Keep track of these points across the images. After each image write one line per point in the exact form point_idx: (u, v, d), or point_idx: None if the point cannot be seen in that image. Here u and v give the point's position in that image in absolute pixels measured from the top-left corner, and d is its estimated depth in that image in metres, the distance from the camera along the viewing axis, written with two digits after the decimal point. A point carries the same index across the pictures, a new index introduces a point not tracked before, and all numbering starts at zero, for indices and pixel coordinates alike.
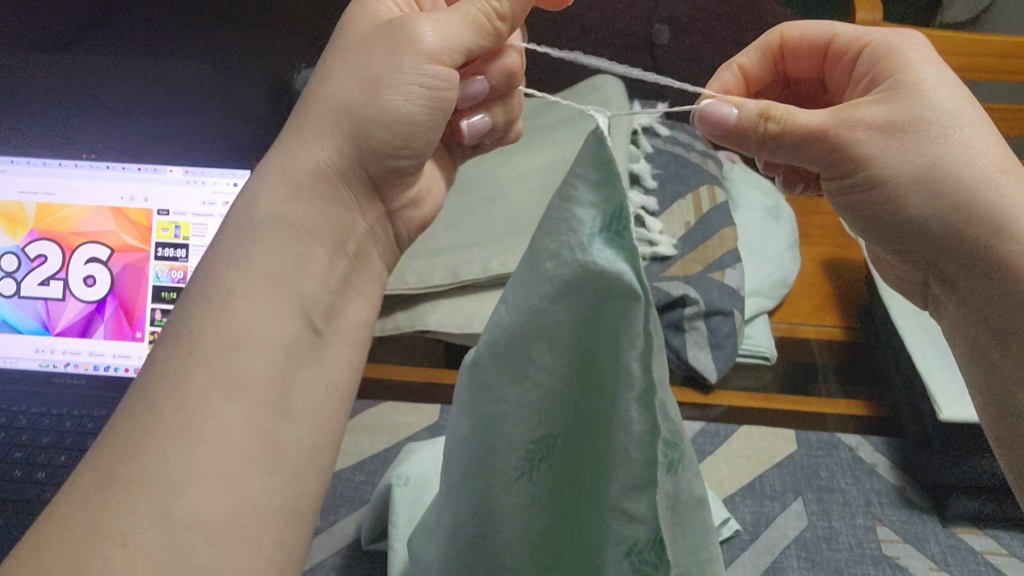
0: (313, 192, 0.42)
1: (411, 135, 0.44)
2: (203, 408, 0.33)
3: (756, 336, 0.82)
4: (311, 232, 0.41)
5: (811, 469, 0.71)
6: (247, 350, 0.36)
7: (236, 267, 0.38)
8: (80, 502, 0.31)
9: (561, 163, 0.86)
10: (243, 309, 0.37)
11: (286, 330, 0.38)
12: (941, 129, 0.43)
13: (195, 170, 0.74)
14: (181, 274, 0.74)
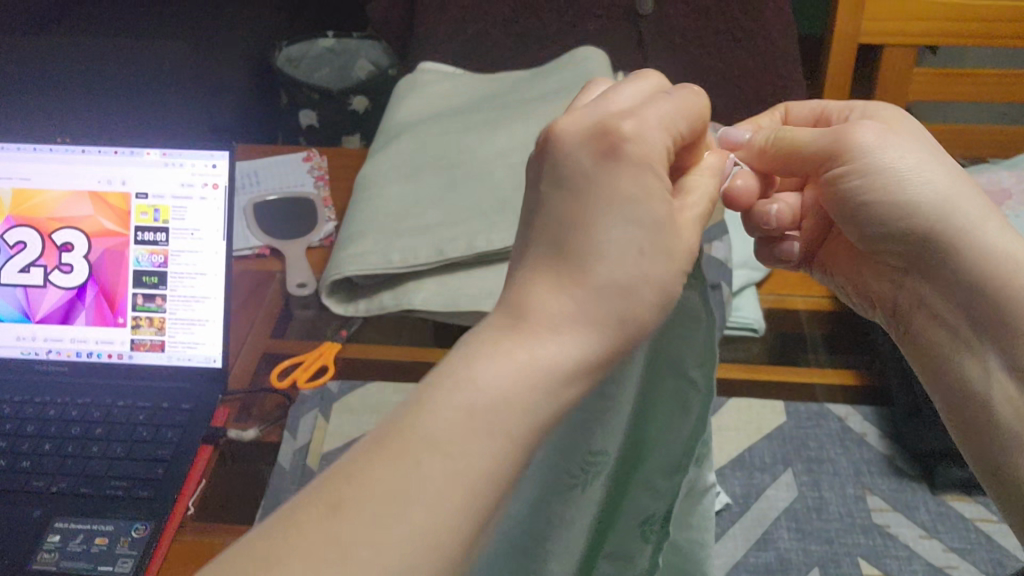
0: (570, 261, 0.38)
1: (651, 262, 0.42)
2: (419, 449, 0.34)
3: (745, 307, 0.81)
4: (577, 296, 0.38)
5: (801, 439, 0.71)
6: (488, 405, 0.35)
7: (509, 329, 0.37)
8: (311, 507, 0.33)
9: None
10: (509, 367, 0.36)
11: (529, 412, 0.35)
12: (886, 156, 0.57)
13: (172, 153, 0.73)
14: (161, 258, 0.73)
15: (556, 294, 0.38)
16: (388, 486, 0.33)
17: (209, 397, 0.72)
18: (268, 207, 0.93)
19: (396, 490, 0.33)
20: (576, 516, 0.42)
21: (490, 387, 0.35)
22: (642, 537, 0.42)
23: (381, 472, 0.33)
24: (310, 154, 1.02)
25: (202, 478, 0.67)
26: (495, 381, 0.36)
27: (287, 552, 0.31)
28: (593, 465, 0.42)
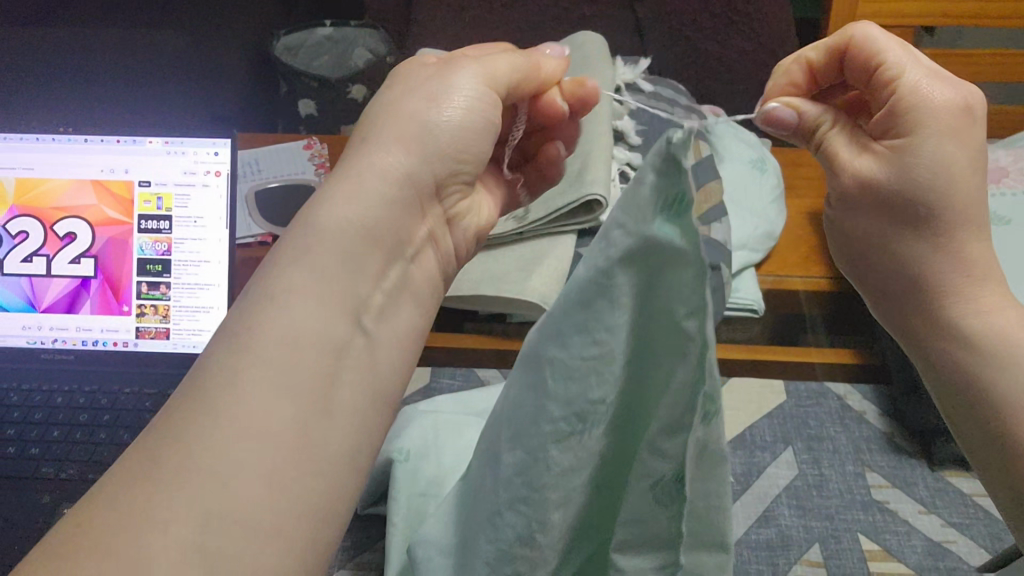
0: (368, 202, 0.45)
1: (470, 146, 0.50)
2: (233, 397, 0.36)
3: (744, 288, 0.81)
4: (366, 237, 0.44)
5: (801, 418, 0.71)
6: (288, 345, 0.39)
7: (293, 270, 0.41)
8: (130, 472, 0.35)
9: None
10: (280, 318, 0.39)
11: (334, 333, 0.40)
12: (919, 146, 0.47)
13: (174, 141, 0.74)
14: (165, 246, 0.74)
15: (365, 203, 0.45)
16: (223, 439, 0.35)
17: None
18: (270, 194, 0.93)
19: (233, 422, 0.35)
20: (557, 481, 0.40)
21: (292, 319, 0.39)
22: (655, 500, 0.38)
23: (217, 414, 0.36)
24: (310, 142, 1.02)
25: None
26: (283, 324, 0.39)
27: (138, 482, 0.34)
28: (590, 415, 0.39)
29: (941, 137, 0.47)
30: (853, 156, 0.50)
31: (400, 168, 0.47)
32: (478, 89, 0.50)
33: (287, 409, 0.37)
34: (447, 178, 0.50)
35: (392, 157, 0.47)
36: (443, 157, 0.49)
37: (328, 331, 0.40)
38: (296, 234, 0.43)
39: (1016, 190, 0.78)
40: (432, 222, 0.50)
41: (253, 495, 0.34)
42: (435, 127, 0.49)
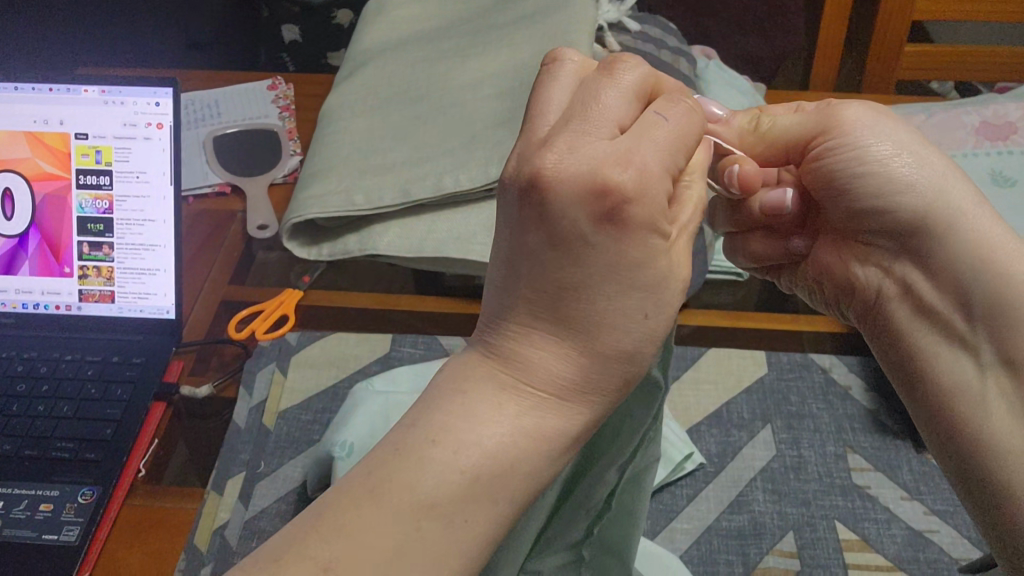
0: (533, 283, 0.34)
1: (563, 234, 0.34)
2: (399, 492, 0.31)
3: (728, 251, 0.76)
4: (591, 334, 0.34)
5: (781, 393, 0.67)
6: (473, 446, 0.32)
7: (516, 339, 0.35)
8: (283, 558, 0.30)
9: (519, 69, 0.79)
10: (484, 421, 0.33)
11: (529, 438, 0.33)
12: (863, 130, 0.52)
13: (112, 90, 0.69)
14: (106, 203, 0.69)
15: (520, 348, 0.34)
16: (378, 546, 0.30)
17: (161, 351, 0.68)
18: (229, 140, 0.88)
19: (444, 452, 0.32)
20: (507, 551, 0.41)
21: (481, 414, 0.33)
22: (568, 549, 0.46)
23: (434, 447, 0.32)
24: (275, 82, 0.96)
25: (153, 438, 0.64)
26: (481, 431, 0.33)
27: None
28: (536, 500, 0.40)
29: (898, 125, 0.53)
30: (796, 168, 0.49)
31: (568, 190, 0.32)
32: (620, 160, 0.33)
33: (507, 438, 0.33)
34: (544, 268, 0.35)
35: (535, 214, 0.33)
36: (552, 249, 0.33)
37: (640, 350, 0.35)
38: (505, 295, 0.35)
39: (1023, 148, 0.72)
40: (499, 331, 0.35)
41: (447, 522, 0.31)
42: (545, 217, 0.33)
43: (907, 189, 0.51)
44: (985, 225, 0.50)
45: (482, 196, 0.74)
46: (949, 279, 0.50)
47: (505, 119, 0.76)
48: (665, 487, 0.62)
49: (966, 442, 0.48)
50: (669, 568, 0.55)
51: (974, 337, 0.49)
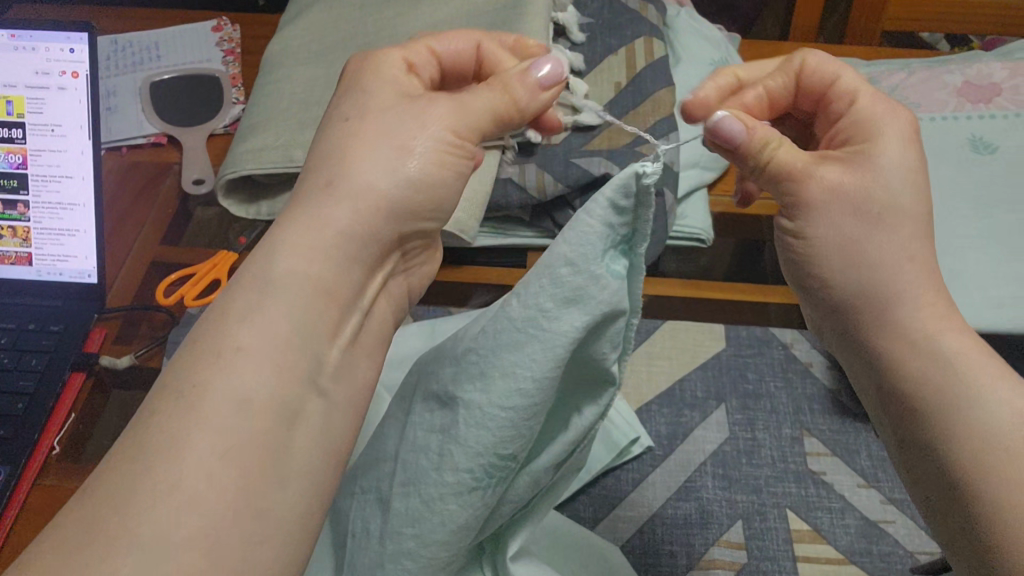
0: (327, 242, 0.39)
1: (431, 193, 0.42)
2: (190, 437, 0.32)
3: (692, 215, 0.72)
4: (324, 287, 0.38)
5: (739, 370, 0.64)
6: (248, 389, 0.34)
7: (242, 323, 0.35)
8: (84, 516, 0.30)
9: (474, 15, 0.74)
10: (248, 368, 0.34)
11: (287, 394, 0.35)
12: (867, 153, 0.41)
13: (22, 35, 0.63)
14: (20, 157, 0.63)
15: (265, 305, 0.36)
16: (181, 485, 0.31)
17: (82, 318, 0.64)
18: (166, 86, 0.82)
19: (222, 395, 0.33)
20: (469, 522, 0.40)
21: (252, 377, 0.34)
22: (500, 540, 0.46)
23: (206, 402, 0.33)
24: (220, 23, 0.90)
25: (70, 413, 0.61)
26: (245, 379, 0.34)
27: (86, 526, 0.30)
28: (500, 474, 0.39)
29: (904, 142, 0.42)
30: (805, 162, 0.41)
31: (341, 202, 0.39)
32: (442, 138, 0.42)
33: (281, 370, 0.35)
34: (404, 229, 0.42)
35: (327, 206, 0.39)
36: (398, 210, 0.41)
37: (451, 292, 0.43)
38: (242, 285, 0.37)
39: (1007, 113, 0.68)
40: (378, 276, 0.42)
41: (255, 455, 0.33)
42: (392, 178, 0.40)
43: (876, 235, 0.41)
44: (954, 325, 0.40)
45: None
46: (905, 353, 0.40)
47: None
48: (611, 472, 0.59)
49: (964, 542, 0.37)
50: (608, 561, 0.52)
51: (896, 416, 0.41)
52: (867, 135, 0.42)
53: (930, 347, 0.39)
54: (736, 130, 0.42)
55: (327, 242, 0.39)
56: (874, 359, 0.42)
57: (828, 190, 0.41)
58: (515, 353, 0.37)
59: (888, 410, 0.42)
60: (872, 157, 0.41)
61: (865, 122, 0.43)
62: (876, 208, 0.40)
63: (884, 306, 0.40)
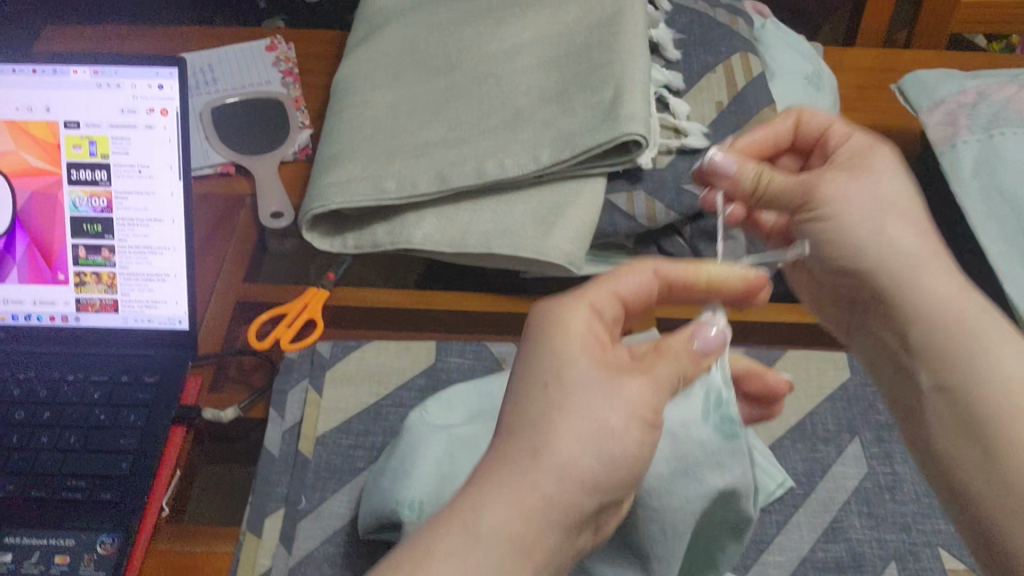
0: (591, 387, 0.37)
1: (649, 441, 0.38)
2: (456, 540, 0.34)
3: None
4: (613, 432, 0.36)
5: (867, 400, 0.62)
6: (527, 496, 0.34)
7: (557, 413, 0.36)
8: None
9: (565, 35, 0.71)
10: (532, 484, 0.35)
11: (581, 490, 0.36)
12: (866, 168, 0.49)
13: (106, 70, 0.60)
14: (104, 201, 0.60)
15: (559, 412, 0.36)
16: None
17: (176, 365, 0.60)
18: (230, 113, 0.78)
19: (506, 496, 0.34)
20: None
21: (538, 484, 0.35)
22: None
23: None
24: (274, 42, 0.86)
25: (175, 469, 0.57)
26: (544, 480, 0.35)
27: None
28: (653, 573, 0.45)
29: (858, 169, 0.50)
30: (800, 183, 0.51)
31: (602, 409, 0.37)
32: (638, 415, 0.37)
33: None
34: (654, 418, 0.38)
35: (578, 318, 0.40)
36: (629, 365, 0.39)
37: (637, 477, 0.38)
38: (522, 386, 0.38)
39: None
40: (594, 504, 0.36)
41: None
42: (600, 422, 0.36)
43: (890, 241, 0.47)
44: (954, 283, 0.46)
45: (528, 181, 0.67)
46: (938, 365, 0.44)
47: (555, 95, 0.68)
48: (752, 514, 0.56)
49: (990, 535, 0.40)
50: None
51: (945, 420, 0.43)
52: (864, 160, 0.50)
53: (986, 353, 0.42)
54: (729, 164, 0.53)
55: (571, 385, 0.37)
56: (924, 366, 0.45)
57: (842, 186, 0.49)
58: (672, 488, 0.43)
59: (924, 419, 0.45)
60: (863, 163, 0.50)
61: (872, 168, 0.50)
62: (844, 249, 0.49)
63: (922, 327, 0.45)
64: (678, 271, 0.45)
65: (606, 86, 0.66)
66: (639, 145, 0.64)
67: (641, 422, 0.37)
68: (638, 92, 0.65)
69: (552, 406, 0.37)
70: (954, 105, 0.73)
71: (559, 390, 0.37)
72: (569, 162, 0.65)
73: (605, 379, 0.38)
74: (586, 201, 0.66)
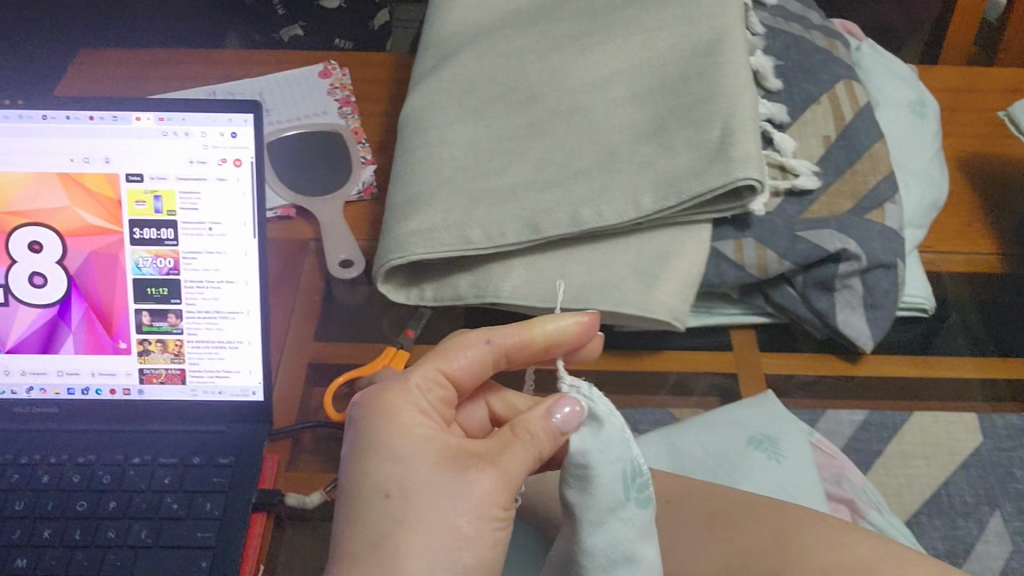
0: (405, 450, 0.39)
1: (407, 483, 0.38)
2: None
3: (914, 282, 0.64)
4: (411, 519, 0.37)
5: (1004, 467, 0.61)
6: (427, 574, 0.36)
7: (401, 524, 0.37)
8: None
9: (658, 63, 0.65)
10: (417, 554, 0.37)
11: (431, 559, 0.37)
12: (540, 331, 0.45)
13: (173, 117, 0.53)
14: (170, 261, 0.54)
15: (414, 498, 0.38)
16: None
17: (252, 444, 0.55)
18: (290, 145, 0.73)
19: None
20: None
21: None
22: None
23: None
24: (328, 67, 0.81)
25: (259, 564, 0.52)
26: (417, 567, 0.36)
27: None
28: None
29: (537, 344, 0.45)
30: (486, 347, 0.45)
31: (421, 455, 0.39)
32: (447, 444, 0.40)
33: None
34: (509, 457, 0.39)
35: (405, 405, 0.42)
36: (376, 491, 0.39)
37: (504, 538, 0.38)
38: (348, 518, 0.39)
39: None
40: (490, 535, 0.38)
41: None
42: (380, 430, 0.41)
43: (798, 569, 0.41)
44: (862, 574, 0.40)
45: (626, 229, 0.60)
46: None
47: (651, 131, 0.62)
48: None
49: None
50: None
51: None
52: (539, 328, 0.45)
53: None
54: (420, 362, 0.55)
55: (390, 468, 0.39)
56: None
57: (473, 355, 0.44)
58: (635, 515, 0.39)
59: None
60: (546, 333, 0.45)
61: (511, 333, 0.45)
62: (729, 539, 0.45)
63: None
64: (512, 340, 0.44)
65: (713, 123, 0.59)
66: (754, 190, 0.57)
67: (489, 521, 0.38)
68: (750, 131, 0.58)
69: (397, 522, 0.37)
70: None
71: (398, 502, 0.38)
72: (677, 209, 0.58)
73: (452, 473, 0.38)
74: (692, 251, 0.60)
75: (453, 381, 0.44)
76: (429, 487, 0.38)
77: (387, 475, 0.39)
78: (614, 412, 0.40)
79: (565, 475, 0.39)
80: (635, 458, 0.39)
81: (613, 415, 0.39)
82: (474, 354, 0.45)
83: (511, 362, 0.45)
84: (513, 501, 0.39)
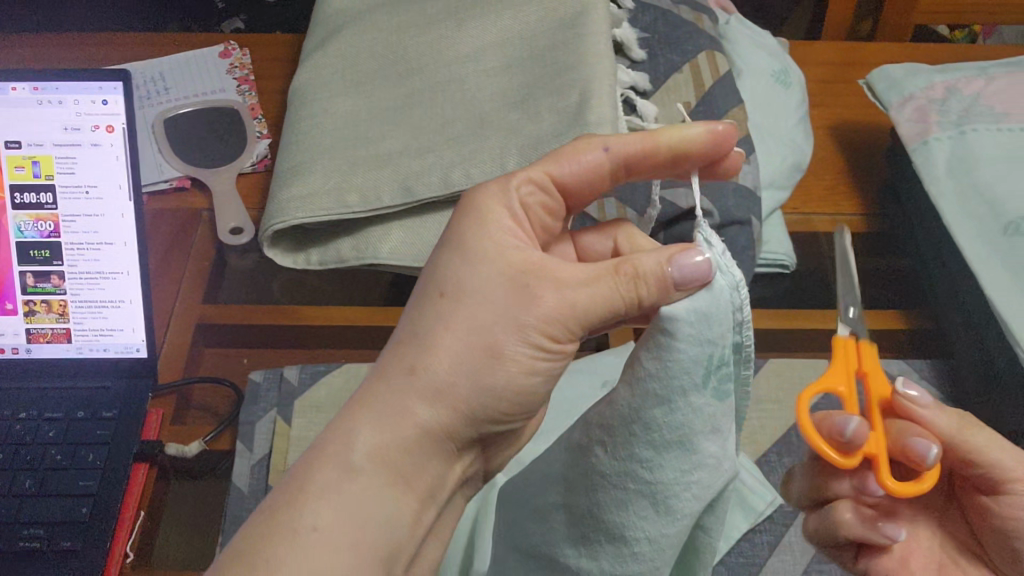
0: (481, 252, 0.38)
1: (469, 290, 0.37)
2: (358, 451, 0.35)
3: (773, 240, 0.67)
4: (460, 327, 0.36)
5: None
6: (445, 385, 0.36)
7: (444, 323, 0.37)
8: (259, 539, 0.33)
9: (528, 38, 0.69)
10: (443, 360, 0.36)
11: (456, 371, 0.36)
12: (667, 142, 0.40)
13: (48, 86, 0.56)
14: (50, 225, 0.56)
15: (470, 301, 0.37)
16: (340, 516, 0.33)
17: (137, 400, 0.57)
18: (184, 121, 0.75)
19: (419, 378, 0.36)
20: None
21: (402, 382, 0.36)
22: None
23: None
24: (228, 48, 0.83)
25: (140, 510, 0.54)
26: (441, 370, 0.36)
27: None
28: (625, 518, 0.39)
29: (676, 158, 0.41)
30: (608, 156, 0.41)
31: (492, 264, 0.38)
32: (526, 258, 0.38)
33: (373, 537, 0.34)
34: (599, 290, 0.37)
35: (493, 203, 0.40)
36: (438, 288, 0.38)
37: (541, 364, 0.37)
38: (415, 304, 0.39)
39: None
40: (528, 362, 0.37)
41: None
42: (467, 229, 0.39)
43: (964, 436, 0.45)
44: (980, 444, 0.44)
45: None
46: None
47: (520, 99, 0.66)
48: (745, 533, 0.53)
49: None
50: None
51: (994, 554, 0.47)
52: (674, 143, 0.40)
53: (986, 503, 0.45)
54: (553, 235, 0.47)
55: (462, 267, 0.38)
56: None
57: (585, 166, 0.41)
58: (701, 389, 0.36)
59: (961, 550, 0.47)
60: (680, 146, 0.40)
61: (630, 144, 0.41)
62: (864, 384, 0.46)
63: None
64: (633, 147, 0.40)
65: (571, 89, 0.64)
66: None
67: (534, 347, 0.37)
68: (605, 94, 0.63)
69: (443, 317, 0.37)
70: (923, 100, 0.67)
71: (452, 300, 0.37)
72: None
73: (513, 294, 0.37)
74: None
75: (566, 189, 0.42)
76: (489, 287, 0.37)
77: (459, 276, 0.38)
78: (734, 275, 0.36)
79: (647, 332, 0.37)
80: (730, 344, 0.36)
81: (736, 293, 0.36)
82: (587, 163, 0.41)
83: (629, 175, 0.42)
84: (567, 335, 0.37)
